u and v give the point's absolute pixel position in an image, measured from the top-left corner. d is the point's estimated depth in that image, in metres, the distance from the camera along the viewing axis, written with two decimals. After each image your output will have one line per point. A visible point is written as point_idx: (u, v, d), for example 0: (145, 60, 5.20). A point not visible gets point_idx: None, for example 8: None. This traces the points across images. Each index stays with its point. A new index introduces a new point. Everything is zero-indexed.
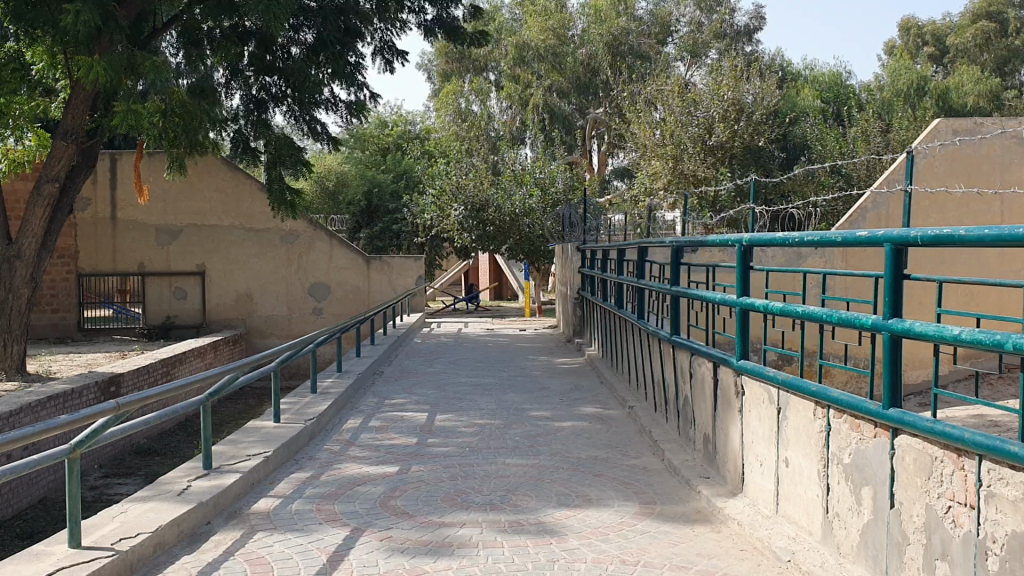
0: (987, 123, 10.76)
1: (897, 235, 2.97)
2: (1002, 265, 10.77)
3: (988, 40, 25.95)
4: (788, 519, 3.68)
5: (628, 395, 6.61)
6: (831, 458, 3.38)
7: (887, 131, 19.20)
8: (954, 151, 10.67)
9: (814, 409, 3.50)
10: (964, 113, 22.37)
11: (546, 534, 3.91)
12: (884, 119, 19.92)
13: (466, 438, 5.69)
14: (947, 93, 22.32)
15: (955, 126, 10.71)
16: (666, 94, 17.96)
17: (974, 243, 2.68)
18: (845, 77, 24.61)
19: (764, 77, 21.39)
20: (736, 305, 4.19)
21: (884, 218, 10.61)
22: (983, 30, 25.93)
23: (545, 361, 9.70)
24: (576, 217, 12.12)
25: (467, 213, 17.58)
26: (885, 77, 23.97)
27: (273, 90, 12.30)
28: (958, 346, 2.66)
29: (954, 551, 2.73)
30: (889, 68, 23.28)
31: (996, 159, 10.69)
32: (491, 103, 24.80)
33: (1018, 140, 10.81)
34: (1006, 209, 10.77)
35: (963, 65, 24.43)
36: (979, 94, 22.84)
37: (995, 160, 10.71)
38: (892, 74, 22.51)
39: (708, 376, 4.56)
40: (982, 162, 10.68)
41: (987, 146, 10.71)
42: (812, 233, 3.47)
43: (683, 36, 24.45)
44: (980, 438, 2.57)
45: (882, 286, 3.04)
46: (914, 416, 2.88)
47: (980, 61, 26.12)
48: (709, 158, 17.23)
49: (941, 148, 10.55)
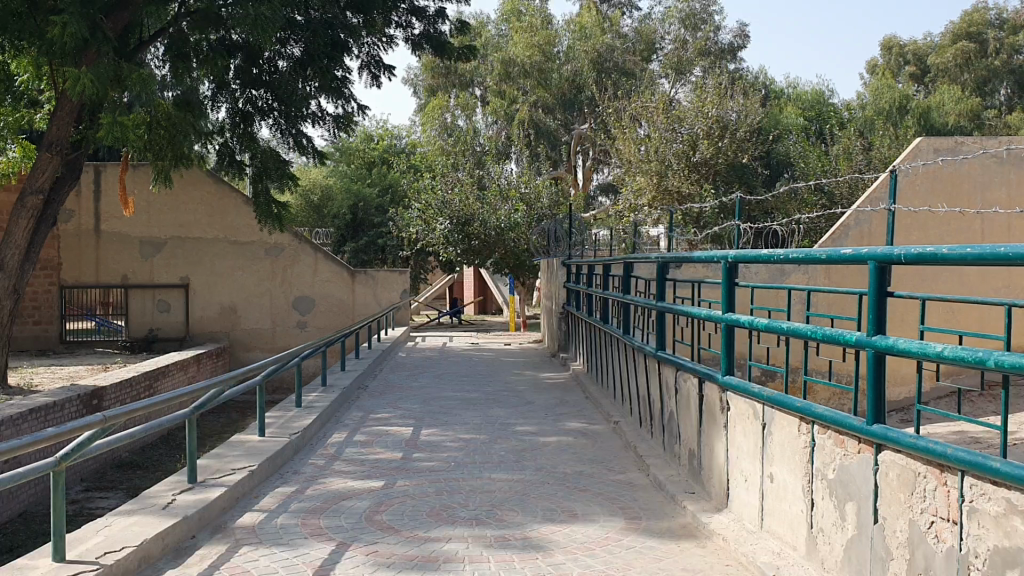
0: (968, 141, 10.85)
1: (880, 253, 3.02)
2: (984, 282, 10.87)
3: (968, 60, 26.29)
4: (772, 535, 3.69)
5: (613, 410, 6.63)
6: (815, 474, 3.41)
7: (869, 148, 19.39)
8: (936, 169, 10.76)
9: (798, 424, 3.54)
10: (945, 132, 22.53)
11: (533, 549, 3.91)
12: (866, 138, 20.11)
13: (452, 453, 5.69)
14: (930, 113, 22.50)
15: (937, 145, 10.73)
16: (651, 111, 18.09)
17: (955, 262, 2.72)
18: (827, 94, 24.80)
19: (748, 95, 21.51)
20: (721, 321, 4.21)
21: (866, 235, 10.71)
22: (963, 51, 26.23)
23: (529, 376, 9.69)
24: (562, 232, 12.15)
25: (452, 227, 17.54)
26: (867, 96, 24.17)
27: (259, 103, 12.19)
28: (942, 363, 2.70)
29: (936, 565, 2.76)
30: (871, 87, 23.45)
31: (977, 177, 10.81)
32: (477, 118, 24.92)
33: (999, 158, 10.92)
34: (987, 228, 10.89)
35: (945, 86, 24.66)
36: (960, 113, 23.12)
37: (976, 178, 10.82)
38: (875, 92, 22.71)
39: (694, 391, 4.57)
40: (964, 181, 10.79)
41: (968, 165, 10.81)
42: (798, 250, 3.50)
43: (668, 53, 24.69)
44: (962, 454, 2.62)
45: (866, 304, 3.08)
46: (897, 431, 2.92)
47: (960, 80, 26.41)
48: (693, 174, 17.33)
49: (923, 166, 10.65)
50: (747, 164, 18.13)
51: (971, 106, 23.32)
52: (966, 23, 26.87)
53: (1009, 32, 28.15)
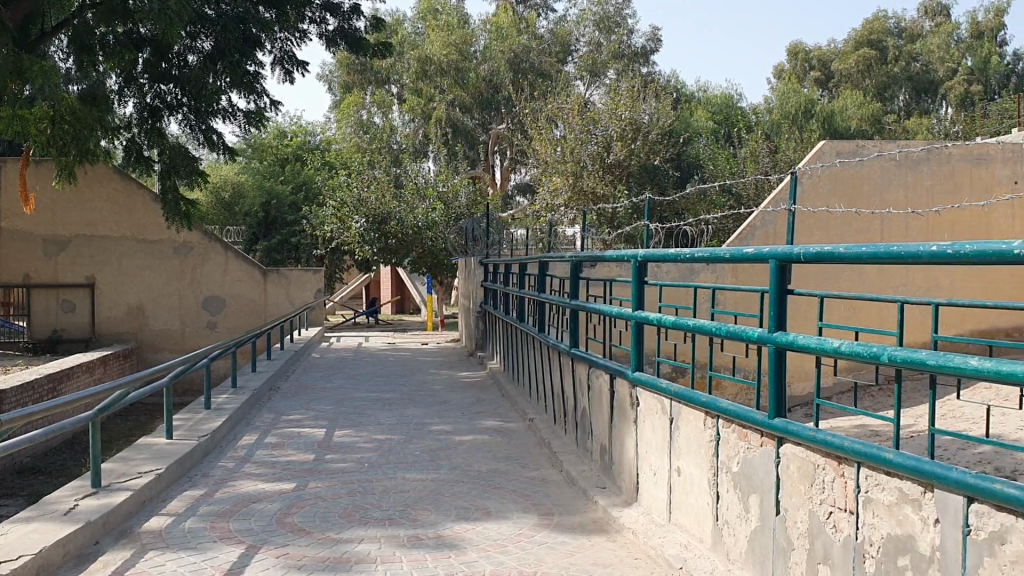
0: (869, 144, 11.21)
1: (780, 252, 3.11)
2: (884, 281, 11.27)
3: (869, 66, 27.22)
4: (680, 528, 3.77)
5: (528, 408, 6.67)
6: (720, 467, 3.50)
7: (775, 152, 19.94)
8: (837, 171, 11.12)
9: (704, 419, 3.62)
10: (848, 135, 23.28)
11: (445, 548, 3.91)
12: (773, 141, 20.65)
13: (366, 453, 5.65)
14: (833, 117, 23.23)
15: (839, 148, 11.08)
16: (567, 112, 18.26)
17: (850, 261, 2.82)
18: (736, 98, 25.36)
19: (660, 98, 21.84)
20: (631, 319, 4.28)
21: (774, 235, 10.97)
22: (865, 58, 27.14)
23: (446, 375, 9.67)
24: (478, 231, 12.16)
25: (368, 225, 17.39)
26: (774, 100, 24.81)
27: (168, 98, 11.83)
28: (839, 358, 2.80)
29: (834, 554, 2.87)
30: (778, 92, 24.05)
31: (876, 179, 11.18)
32: (393, 116, 24.74)
33: (898, 161, 11.30)
34: (885, 227, 11.28)
35: (847, 91, 25.48)
36: (862, 117, 23.97)
37: (875, 180, 11.19)
38: (781, 97, 23.31)
39: (606, 387, 4.63)
40: (864, 182, 11.15)
41: (868, 167, 11.18)
42: (703, 249, 3.58)
43: (583, 55, 24.95)
44: (859, 446, 2.74)
45: (767, 301, 3.16)
46: (797, 425, 3.02)
47: (861, 86, 27.32)
48: (607, 175, 17.55)
49: (825, 169, 11.00)
50: (659, 166, 18.43)
51: (871, 111, 24.17)
52: (867, 30, 27.81)
53: (907, 41, 29.26)
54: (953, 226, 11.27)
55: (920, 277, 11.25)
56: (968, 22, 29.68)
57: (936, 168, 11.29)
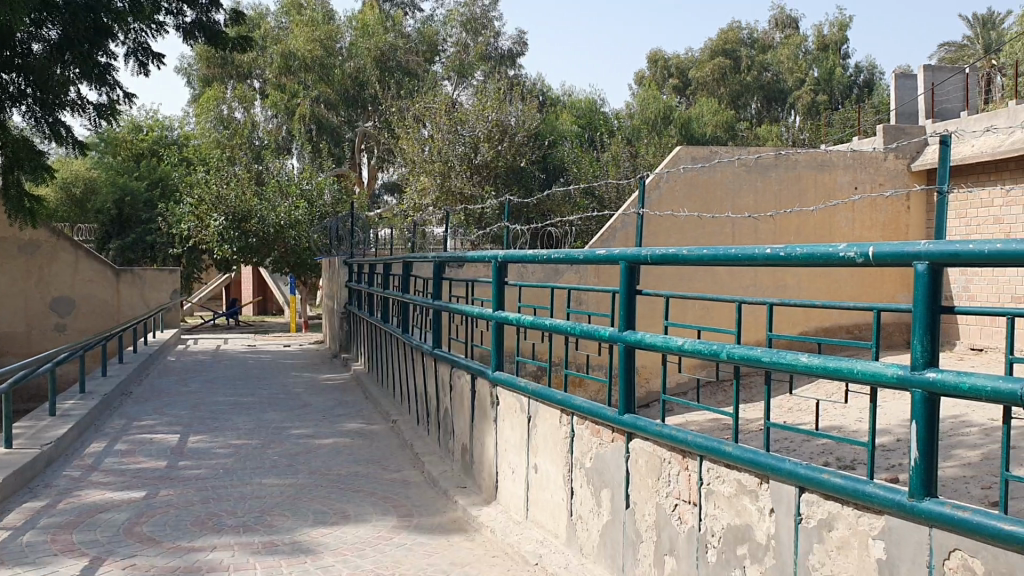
0: (721, 150, 11.64)
1: (630, 253, 3.20)
2: (737, 280, 11.70)
3: (724, 76, 28.34)
4: (536, 525, 3.83)
5: (392, 409, 6.64)
6: (574, 463, 3.58)
7: (636, 156, 20.52)
8: (691, 176, 11.52)
9: (560, 416, 3.69)
10: (704, 142, 24.19)
11: (301, 553, 3.85)
12: (633, 146, 21.23)
13: (221, 459, 5.50)
14: (691, 124, 24.07)
15: (693, 153, 11.48)
16: (434, 112, 18.28)
17: (694, 262, 2.93)
18: (600, 103, 25.94)
19: (526, 100, 22.09)
20: (491, 318, 4.31)
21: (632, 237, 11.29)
22: (720, 67, 28.24)
23: (308, 378, 9.51)
24: (343, 231, 12.01)
25: (228, 222, 16.93)
26: (636, 106, 25.50)
27: (11, 89, 11.18)
28: (683, 355, 2.91)
29: (679, 545, 2.97)
30: (639, 98, 24.72)
31: (728, 185, 11.62)
32: (256, 111, 24.12)
33: (749, 167, 11.77)
34: (737, 230, 11.72)
35: (704, 99, 26.45)
36: (717, 124, 24.95)
37: (727, 185, 11.63)
38: (642, 103, 23.97)
39: (467, 387, 4.66)
40: (716, 187, 11.58)
41: (720, 173, 11.62)
42: (559, 251, 3.65)
43: (450, 56, 25.00)
44: (701, 440, 2.86)
45: (617, 302, 3.25)
46: (645, 421, 3.12)
47: (717, 94, 28.42)
48: (475, 176, 17.64)
49: (680, 173, 11.39)
50: (525, 168, 18.65)
51: (726, 118, 25.21)
52: (723, 40, 28.96)
53: (760, 52, 30.62)
54: (798, 228, 11.85)
55: (769, 277, 11.72)
56: (815, 36, 31.31)
57: (784, 173, 11.78)
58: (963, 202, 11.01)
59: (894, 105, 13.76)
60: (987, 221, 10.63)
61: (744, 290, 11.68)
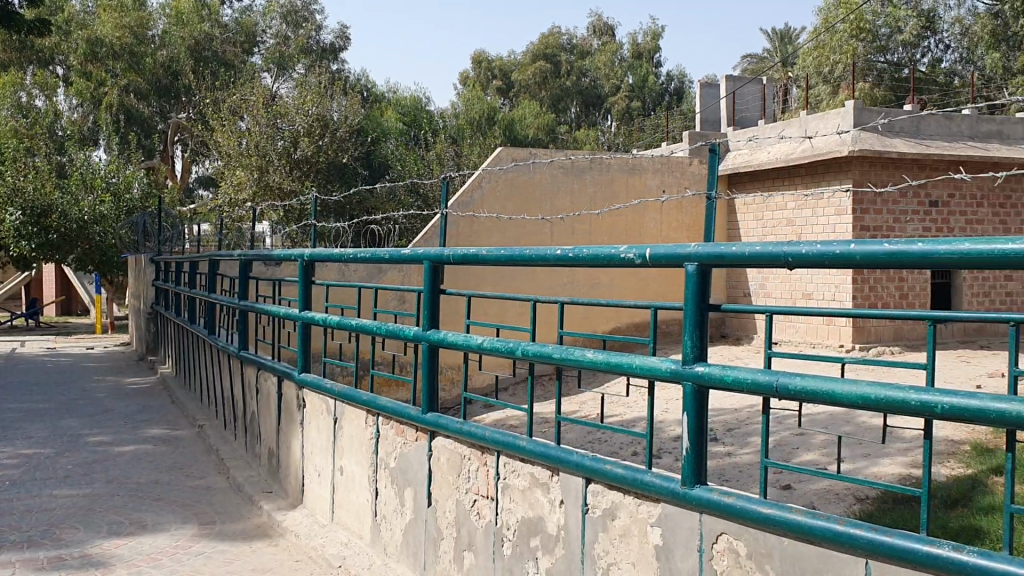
0: (540, 152, 11.90)
1: (432, 253, 3.22)
2: (556, 279, 11.98)
3: (545, 79, 28.96)
4: (341, 527, 3.79)
5: (199, 413, 6.41)
6: (378, 463, 3.57)
7: (459, 156, 20.68)
8: (511, 177, 11.70)
9: (365, 416, 3.67)
10: (526, 143, 24.68)
11: (91, 567, 3.67)
12: (456, 146, 21.39)
13: (7, 470, 5.15)
14: (513, 125, 24.50)
15: (513, 154, 11.67)
16: (251, 105, 17.78)
17: (492, 262, 2.98)
18: (424, 101, 25.97)
19: (349, 96, 21.83)
20: (298, 319, 4.23)
21: (453, 235, 11.39)
22: (541, 70, 28.84)
23: (112, 382, 9.04)
24: (151, 227, 11.48)
25: (25, 217, 15.87)
26: (459, 106, 25.70)
27: None
28: (481, 354, 2.95)
29: (477, 540, 3.02)
30: (463, 97, 24.91)
31: (546, 186, 11.89)
32: (58, 98, 22.69)
33: (566, 169, 12.10)
34: (555, 230, 11.99)
35: (526, 101, 26.97)
36: (539, 126, 25.52)
37: (545, 186, 11.89)
38: (466, 103, 24.17)
39: (274, 389, 4.56)
40: (535, 188, 11.83)
41: (539, 174, 11.87)
42: (363, 250, 3.63)
43: (270, 48, 24.36)
44: (498, 436, 2.91)
45: (421, 301, 3.26)
46: (446, 419, 3.14)
47: (538, 96, 29.00)
48: (294, 172, 17.27)
49: (500, 173, 11.55)
50: (347, 165, 18.43)
51: (547, 121, 25.81)
52: (544, 44, 29.55)
53: (578, 57, 31.47)
54: (611, 229, 12.29)
55: (583, 274, 12.03)
56: (630, 43, 32.53)
57: (598, 176, 12.19)
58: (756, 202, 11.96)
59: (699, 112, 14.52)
60: (781, 223, 11.63)
61: (561, 288, 11.96)
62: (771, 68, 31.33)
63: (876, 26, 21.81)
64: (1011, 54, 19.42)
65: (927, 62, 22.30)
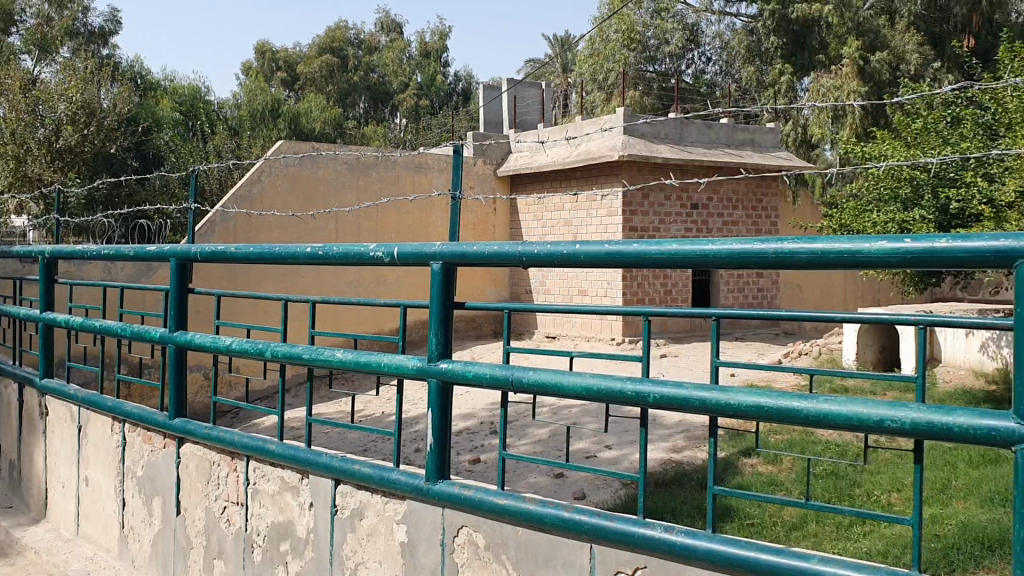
0: (322, 147, 11.74)
1: (179, 250, 3.06)
2: (339, 278, 11.87)
3: (332, 73, 28.51)
4: (87, 541, 3.57)
5: None
6: (126, 472, 3.39)
7: (241, 149, 20.01)
8: (293, 172, 11.45)
9: (111, 423, 3.47)
10: (312, 137, 24.24)
11: None
12: (238, 139, 20.69)
13: None
14: (298, 118, 24.02)
15: (296, 148, 11.45)
16: (6, 88, 16.39)
17: (240, 260, 2.86)
18: (205, 90, 24.94)
19: (120, 82, 20.60)
20: (38, 321, 3.94)
21: (232, 231, 10.85)
22: (328, 64, 28.37)
23: None
24: None
25: None
26: (241, 96, 24.86)
27: None
28: (229, 355, 2.84)
29: (227, 547, 2.93)
30: (246, 88, 24.11)
31: (330, 181, 11.77)
32: None
33: (348, 165, 12.04)
34: (339, 227, 11.86)
35: (312, 95, 26.48)
36: (326, 120, 25.13)
37: (329, 182, 11.77)
38: (249, 94, 23.41)
39: (14, 397, 4.24)
40: (318, 183, 11.66)
41: (322, 169, 11.72)
42: (108, 247, 3.43)
43: (29, 27, 22.54)
44: (247, 440, 2.82)
45: (168, 301, 3.09)
46: (194, 424, 3.01)
47: (325, 90, 28.49)
48: (57, 162, 16.11)
49: (282, 167, 11.26)
50: (116, 155, 17.36)
51: (334, 115, 25.47)
52: (330, 38, 29.01)
53: (366, 52, 31.21)
54: (396, 227, 12.40)
55: (367, 273, 12.02)
56: (418, 40, 32.61)
57: (383, 173, 12.27)
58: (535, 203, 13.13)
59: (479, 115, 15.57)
60: (558, 224, 12.88)
61: (346, 287, 11.87)
62: (553, 72, 32.43)
63: (646, 37, 22.82)
64: (764, 68, 20.74)
65: (692, 72, 23.83)
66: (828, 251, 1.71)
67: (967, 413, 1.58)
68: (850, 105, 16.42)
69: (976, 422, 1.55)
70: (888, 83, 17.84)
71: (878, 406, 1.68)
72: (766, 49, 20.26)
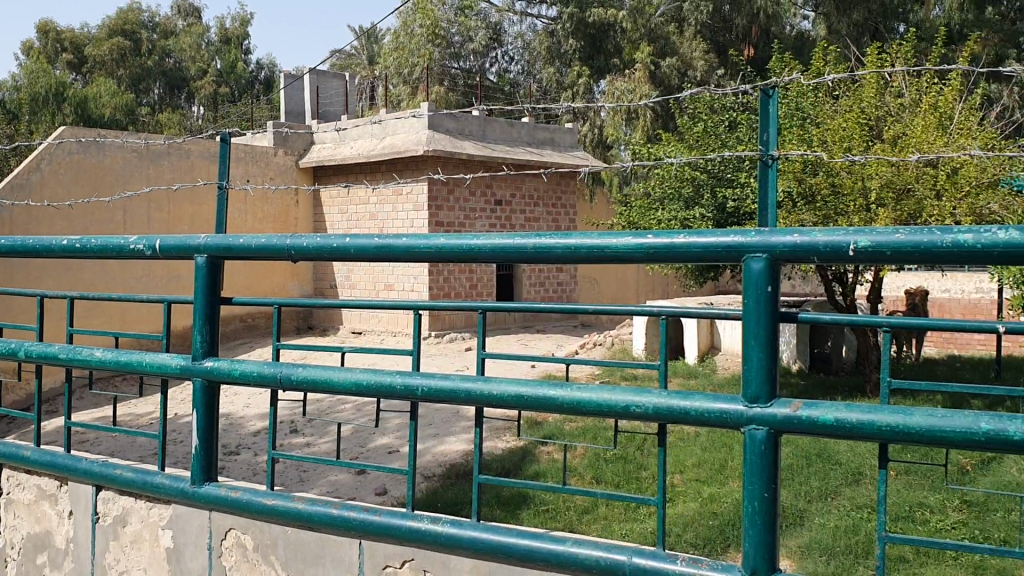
0: (109, 134, 11.18)
1: None
2: (129, 273, 11.42)
3: (124, 57, 26.95)
4: None
5: None
6: None
7: (19, 135, 18.57)
8: (78, 160, 10.82)
9: None
10: (100, 123, 22.86)
11: None
12: (17, 124, 19.18)
13: None
14: (86, 103, 22.59)
15: (80, 134, 10.81)
16: None
17: None
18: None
19: None
20: None
21: (7, 223, 10.02)
22: (119, 47, 26.77)
23: None
24: None
25: None
26: (20, 78, 23.03)
27: None
28: None
29: None
30: (26, 69, 22.37)
31: (118, 170, 11.30)
32: None
33: (138, 153, 11.62)
34: (127, 218, 11.43)
35: (101, 78, 24.94)
36: (116, 106, 23.76)
37: (117, 170, 11.30)
38: (30, 75, 21.74)
39: None
40: (105, 172, 11.13)
41: (110, 158, 11.21)
42: None
43: None
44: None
45: None
46: None
47: (116, 75, 26.88)
48: None
49: (66, 155, 10.59)
50: None
51: (126, 101, 24.12)
52: (120, 19, 27.42)
53: (160, 36, 29.81)
54: (190, 218, 12.24)
55: (160, 268, 11.73)
56: (214, 27, 31.37)
57: (176, 162, 12.02)
58: (342, 196, 15.05)
59: (283, 105, 16.75)
60: (365, 216, 14.89)
61: (137, 282, 11.43)
62: (360, 63, 32.27)
63: (450, 34, 22.92)
64: (563, 69, 21.22)
65: (496, 71, 24.29)
66: (577, 245, 1.74)
67: (703, 397, 1.64)
68: (643, 107, 17.30)
69: (710, 405, 1.62)
70: (676, 87, 18.96)
71: (626, 392, 1.72)
72: (564, 50, 20.69)
